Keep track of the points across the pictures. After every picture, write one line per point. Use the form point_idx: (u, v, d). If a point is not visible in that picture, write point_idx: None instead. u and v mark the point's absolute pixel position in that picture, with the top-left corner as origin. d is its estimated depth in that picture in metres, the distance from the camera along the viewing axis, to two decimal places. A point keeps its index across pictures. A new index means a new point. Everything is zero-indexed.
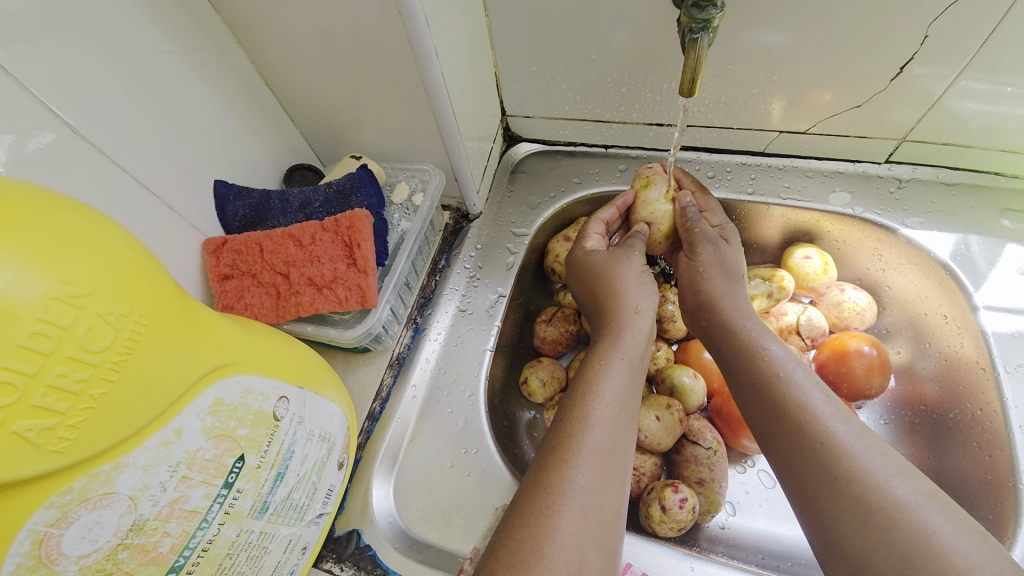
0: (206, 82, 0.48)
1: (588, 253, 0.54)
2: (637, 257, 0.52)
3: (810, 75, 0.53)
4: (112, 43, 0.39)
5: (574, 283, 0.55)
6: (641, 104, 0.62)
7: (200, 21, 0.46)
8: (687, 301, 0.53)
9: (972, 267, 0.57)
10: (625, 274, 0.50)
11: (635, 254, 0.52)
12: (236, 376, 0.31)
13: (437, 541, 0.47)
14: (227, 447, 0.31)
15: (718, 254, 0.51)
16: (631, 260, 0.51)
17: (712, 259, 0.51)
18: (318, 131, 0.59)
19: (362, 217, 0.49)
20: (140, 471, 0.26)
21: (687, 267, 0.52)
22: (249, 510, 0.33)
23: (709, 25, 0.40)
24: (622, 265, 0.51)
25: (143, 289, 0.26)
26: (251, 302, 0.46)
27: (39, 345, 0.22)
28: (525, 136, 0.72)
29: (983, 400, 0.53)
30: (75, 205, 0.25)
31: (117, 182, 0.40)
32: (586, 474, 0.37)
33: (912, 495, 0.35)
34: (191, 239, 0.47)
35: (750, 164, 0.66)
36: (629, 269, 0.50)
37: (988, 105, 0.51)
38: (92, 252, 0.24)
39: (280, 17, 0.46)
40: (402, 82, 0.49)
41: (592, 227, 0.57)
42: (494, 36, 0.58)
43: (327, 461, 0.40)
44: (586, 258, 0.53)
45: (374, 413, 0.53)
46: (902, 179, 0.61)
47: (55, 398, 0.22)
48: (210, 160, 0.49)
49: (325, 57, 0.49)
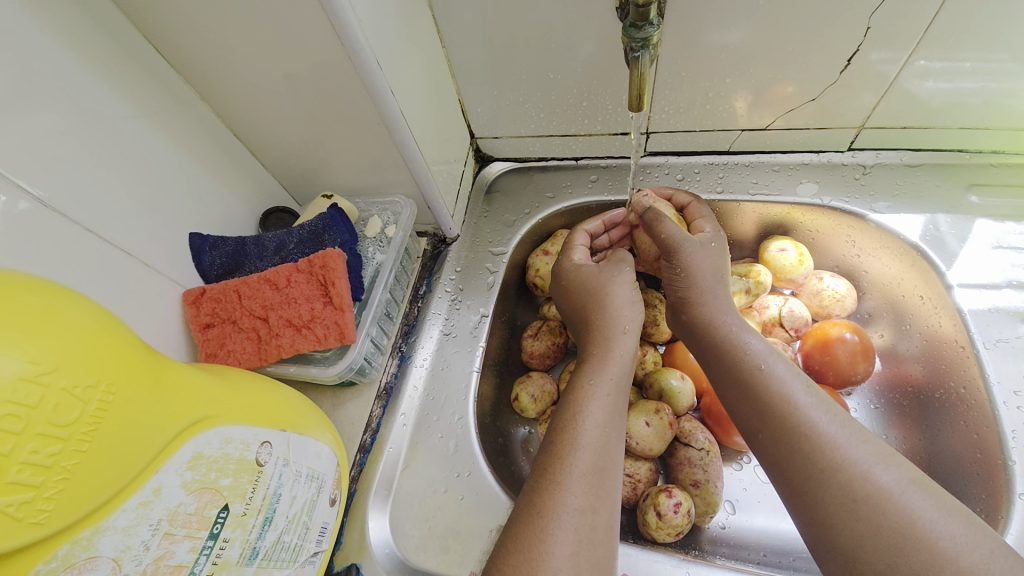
0: (174, 140, 0.50)
1: (576, 267, 0.55)
2: (627, 274, 0.52)
3: (764, 73, 0.55)
4: (77, 114, 0.41)
5: (560, 297, 0.56)
6: (603, 116, 0.63)
7: (162, 82, 0.48)
8: (669, 298, 0.53)
9: (943, 246, 0.57)
10: (614, 291, 0.51)
11: (625, 269, 0.53)
12: (214, 429, 0.32)
13: (436, 568, 0.47)
14: (209, 499, 0.31)
15: (698, 255, 0.51)
16: (621, 277, 0.52)
17: (691, 259, 0.51)
18: (290, 173, 0.61)
19: (335, 255, 0.50)
20: (121, 533, 0.27)
21: (669, 269, 0.53)
22: (238, 558, 0.33)
23: (648, 42, 0.43)
24: (611, 283, 0.51)
25: (111, 357, 0.27)
26: (233, 348, 0.48)
27: (10, 425, 0.23)
28: (496, 156, 0.73)
29: (967, 377, 0.53)
30: (42, 285, 0.26)
31: (92, 246, 0.42)
32: (577, 496, 0.37)
33: (897, 481, 0.35)
34: (169, 292, 0.49)
35: (717, 163, 0.67)
36: (620, 286, 0.51)
37: (947, 83, 0.52)
38: (58, 328, 0.25)
39: (240, 71, 0.47)
40: (364, 120, 0.50)
41: (575, 238, 0.58)
42: (453, 65, 0.60)
43: (317, 500, 0.41)
44: (575, 271, 0.54)
45: (366, 444, 0.54)
46: (867, 165, 0.62)
47: (29, 473, 0.23)
48: (183, 214, 0.51)
49: (288, 103, 0.50)
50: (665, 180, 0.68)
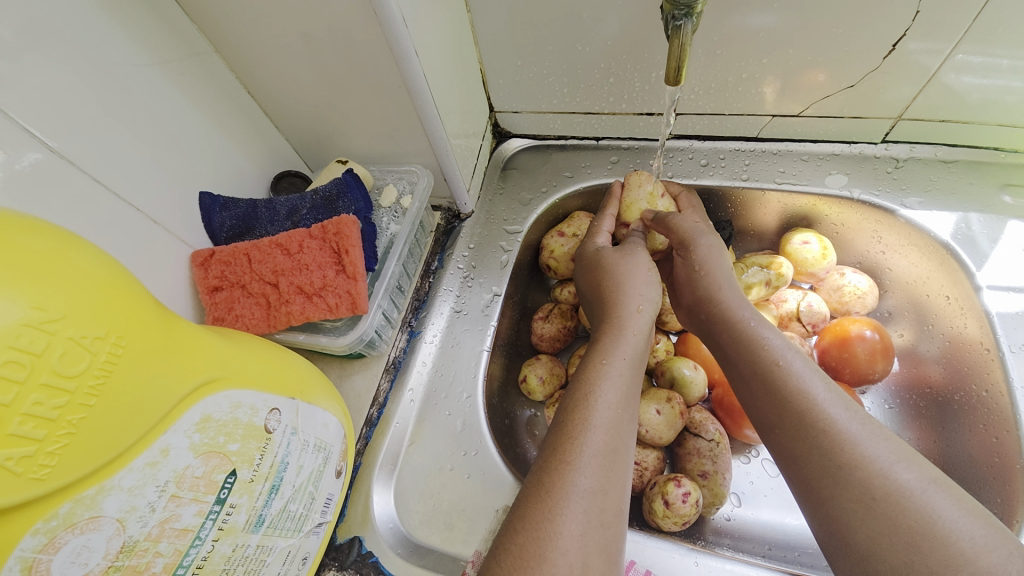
0: (185, 94, 0.47)
1: (598, 252, 0.54)
2: (642, 256, 0.51)
3: (801, 56, 0.52)
4: (90, 58, 0.39)
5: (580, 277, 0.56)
6: (629, 94, 0.60)
7: (175, 30, 0.45)
8: (683, 300, 0.53)
9: (974, 246, 0.55)
10: (630, 270, 0.50)
11: (641, 251, 0.52)
12: (224, 391, 0.31)
13: (439, 544, 0.47)
14: (217, 463, 0.31)
15: (713, 252, 0.50)
16: (636, 258, 0.51)
17: (708, 255, 0.50)
18: (304, 137, 0.59)
19: (349, 222, 0.49)
20: (127, 493, 0.26)
21: (684, 265, 0.52)
22: (244, 525, 0.33)
23: (691, 11, 0.40)
24: (626, 266, 0.50)
25: (117, 309, 0.26)
26: (241, 313, 0.46)
27: (13, 373, 0.22)
28: (514, 132, 0.71)
29: (989, 381, 0.52)
30: (50, 228, 0.25)
31: (100, 199, 0.40)
32: (588, 477, 0.36)
33: (917, 480, 0.34)
34: (178, 252, 0.47)
35: (744, 150, 0.64)
36: (635, 266, 0.50)
37: (985, 79, 0.49)
38: (64, 276, 0.24)
39: (255, 25, 0.45)
40: (383, 83, 0.48)
41: (601, 223, 0.58)
42: (476, 31, 0.57)
43: (324, 470, 0.40)
44: (596, 254, 0.54)
45: (373, 418, 0.53)
46: (900, 159, 0.60)
47: (32, 425, 0.22)
48: (194, 173, 0.49)
49: (304, 60, 0.48)
50: (689, 165, 0.65)
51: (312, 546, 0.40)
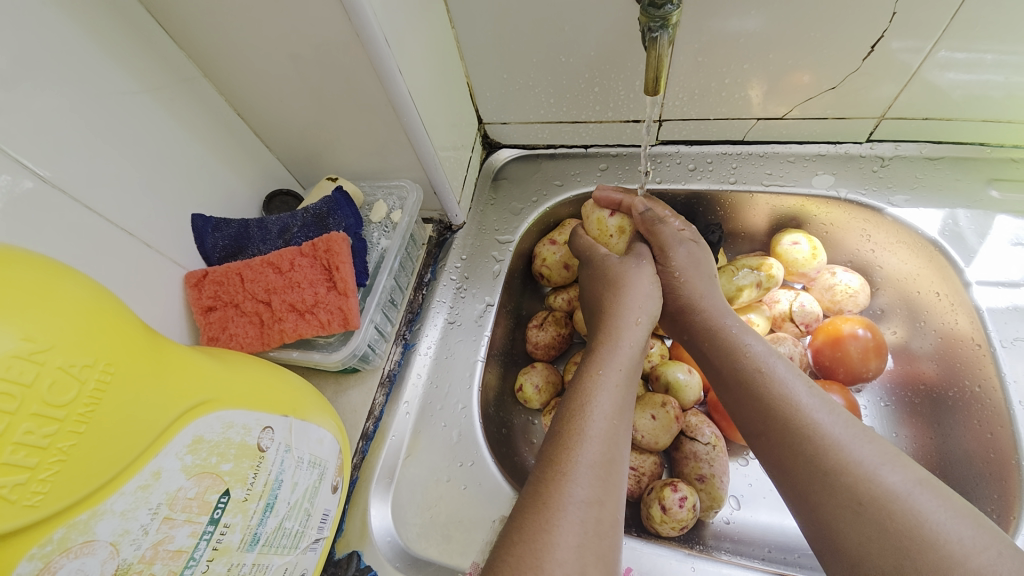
0: (177, 119, 0.48)
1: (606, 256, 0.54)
2: (646, 266, 0.51)
3: (782, 60, 0.53)
4: (80, 88, 0.40)
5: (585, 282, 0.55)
6: (615, 102, 0.61)
7: (164, 56, 0.46)
8: (666, 308, 0.53)
9: (962, 242, 0.56)
10: (633, 282, 0.50)
11: (645, 263, 0.52)
12: (216, 412, 0.32)
13: (437, 557, 0.47)
14: (210, 483, 0.31)
15: (692, 256, 0.51)
16: (641, 270, 0.51)
17: (686, 261, 0.50)
18: (295, 156, 0.60)
19: (339, 239, 0.49)
20: (119, 517, 0.27)
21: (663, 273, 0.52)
22: (238, 544, 0.33)
23: (667, 22, 0.41)
24: (635, 277, 0.50)
25: (106, 337, 0.26)
26: (235, 332, 0.47)
27: (4, 404, 0.22)
28: (503, 142, 0.71)
29: (982, 377, 0.52)
30: (40, 260, 0.26)
31: (93, 225, 0.41)
32: (584, 487, 0.36)
33: (902, 482, 0.34)
34: (171, 274, 0.48)
35: (731, 153, 0.65)
36: (637, 278, 0.50)
37: (968, 75, 0.50)
38: (55, 306, 0.25)
39: (243, 49, 0.46)
40: (370, 101, 0.49)
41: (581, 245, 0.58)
42: (462, 45, 0.58)
43: (319, 486, 0.40)
44: (599, 261, 0.53)
45: (369, 432, 0.54)
46: (885, 157, 0.61)
47: (23, 454, 0.23)
48: (186, 195, 0.50)
49: (292, 82, 0.49)
50: (677, 169, 0.66)
51: (309, 561, 0.41)
